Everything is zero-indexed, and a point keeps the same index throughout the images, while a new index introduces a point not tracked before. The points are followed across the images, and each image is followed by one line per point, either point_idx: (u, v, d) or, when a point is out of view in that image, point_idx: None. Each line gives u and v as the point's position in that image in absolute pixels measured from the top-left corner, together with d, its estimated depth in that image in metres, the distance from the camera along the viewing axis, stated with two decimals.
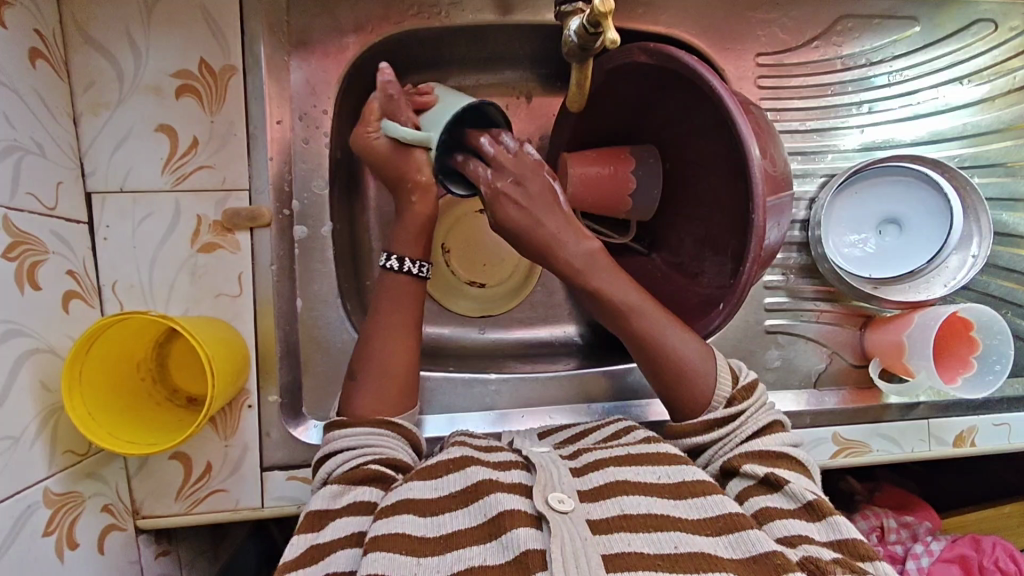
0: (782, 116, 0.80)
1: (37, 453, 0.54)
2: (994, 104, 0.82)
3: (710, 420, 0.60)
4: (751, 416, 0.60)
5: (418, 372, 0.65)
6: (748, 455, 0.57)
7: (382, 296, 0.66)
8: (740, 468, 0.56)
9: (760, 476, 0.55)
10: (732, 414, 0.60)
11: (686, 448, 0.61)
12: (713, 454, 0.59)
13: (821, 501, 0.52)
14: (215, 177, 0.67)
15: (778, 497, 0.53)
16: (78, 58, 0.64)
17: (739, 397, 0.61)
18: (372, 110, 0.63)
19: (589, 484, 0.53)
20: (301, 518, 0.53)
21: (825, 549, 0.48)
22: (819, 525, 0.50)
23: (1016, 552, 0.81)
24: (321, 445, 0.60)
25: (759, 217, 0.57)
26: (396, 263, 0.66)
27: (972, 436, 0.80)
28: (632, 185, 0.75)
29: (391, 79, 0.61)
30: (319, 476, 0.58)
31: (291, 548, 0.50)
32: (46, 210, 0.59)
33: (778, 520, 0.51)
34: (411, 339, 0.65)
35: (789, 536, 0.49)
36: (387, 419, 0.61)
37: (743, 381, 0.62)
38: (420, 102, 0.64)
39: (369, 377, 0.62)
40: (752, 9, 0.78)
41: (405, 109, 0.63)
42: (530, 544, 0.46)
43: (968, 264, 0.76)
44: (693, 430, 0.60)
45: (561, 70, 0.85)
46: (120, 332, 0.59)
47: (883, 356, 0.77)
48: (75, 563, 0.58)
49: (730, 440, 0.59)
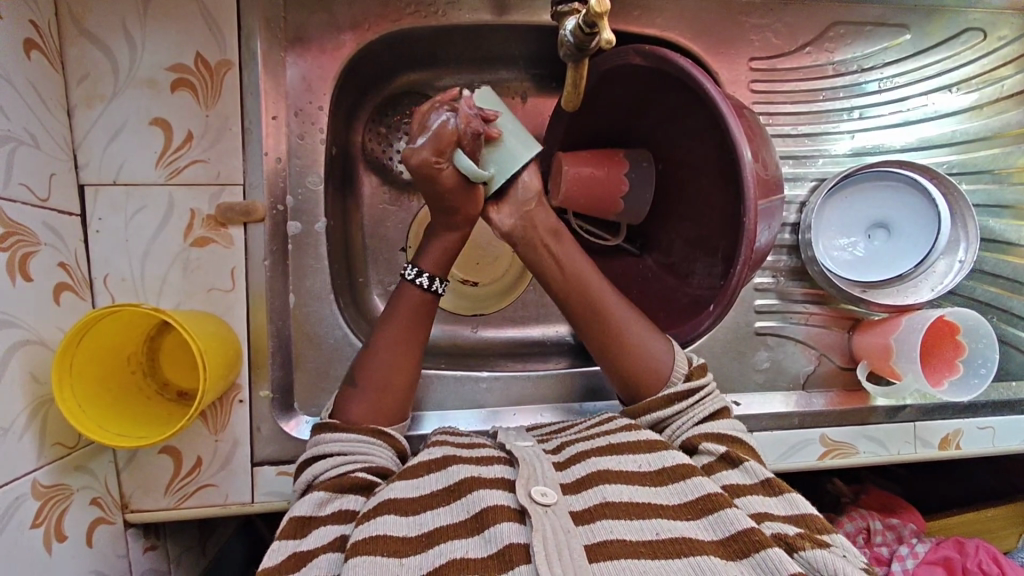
0: (774, 121, 0.81)
1: (25, 445, 0.54)
2: (981, 111, 0.83)
3: (672, 394, 0.61)
4: (711, 396, 0.62)
5: (417, 380, 0.64)
6: (707, 435, 0.58)
7: (397, 307, 0.64)
8: (699, 445, 0.57)
9: (721, 454, 0.55)
10: (691, 390, 0.61)
11: (651, 424, 0.61)
12: (675, 429, 0.60)
13: (777, 479, 0.52)
14: (209, 172, 0.67)
15: (737, 475, 0.53)
16: (73, 51, 0.64)
17: (697, 374, 0.63)
18: (447, 139, 0.56)
19: (571, 476, 0.53)
20: (281, 524, 0.52)
21: (790, 525, 0.48)
22: (778, 501, 0.51)
23: (998, 555, 0.82)
24: (308, 445, 0.59)
25: (751, 221, 0.58)
26: (425, 281, 0.64)
27: (957, 438, 0.81)
28: (625, 187, 0.76)
29: (473, 116, 0.56)
30: (302, 481, 0.57)
31: (271, 555, 0.49)
32: (39, 201, 0.59)
33: (745, 496, 0.51)
34: (413, 359, 0.63)
35: (753, 512, 0.50)
36: (376, 427, 0.60)
37: (696, 362, 0.64)
38: (490, 134, 0.58)
39: (369, 390, 0.62)
40: (746, 14, 0.79)
41: (478, 146, 0.57)
42: (512, 537, 0.46)
43: (954, 268, 0.77)
44: (655, 405, 0.61)
45: (556, 71, 0.85)
46: (112, 325, 0.59)
47: (871, 360, 0.78)
48: (63, 556, 0.57)
49: (690, 417, 0.60)
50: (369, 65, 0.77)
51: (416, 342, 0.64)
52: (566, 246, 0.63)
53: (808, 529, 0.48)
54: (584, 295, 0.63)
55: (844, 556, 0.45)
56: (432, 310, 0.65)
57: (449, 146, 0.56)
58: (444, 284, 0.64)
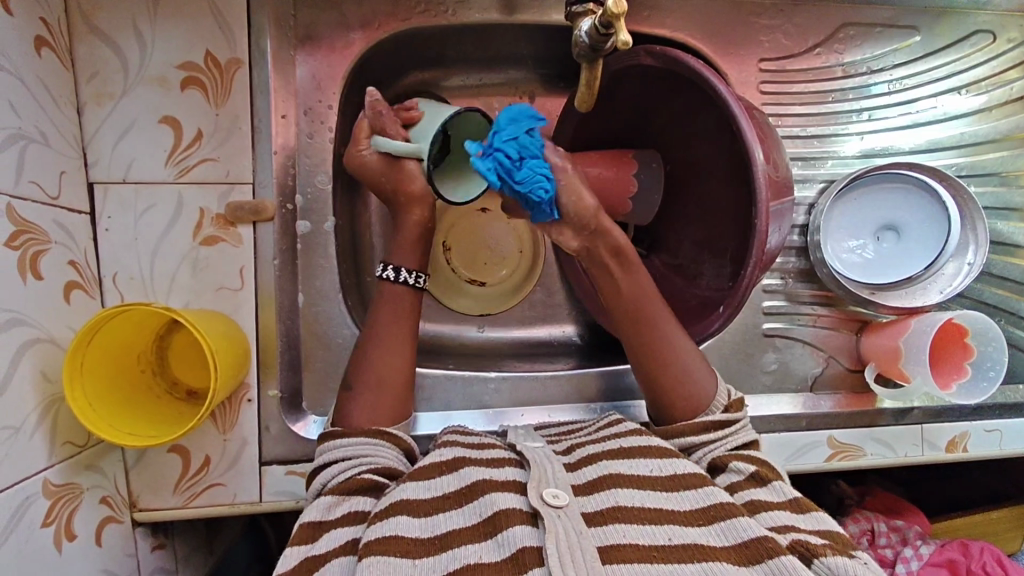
0: (783, 122, 0.81)
1: (36, 443, 0.54)
2: (990, 114, 0.83)
3: (708, 421, 0.61)
4: (744, 427, 0.62)
5: (412, 374, 0.65)
6: (739, 456, 0.58)
7: (379, 306, 0.65)
8: (729, 464, 0.57)
9: (748, 472, 0.56)
10: (728, 420, 0.61)
11: (679, 447, 0.61)
12: (703, 453, 0.60)
13: (804, 499, 0.53)
14: (218, 170, 0.67)
15: (764, 492, 0.54)
16: (83, 47, 0.64)
17: (735, 407, 0.63)
18: (361, 130, 0.64)
19: (585, 478, 0.53)
20: (294, 530, 0.52)
21: (812, 535, 0.48)
22: (805, 518, 0.51)
23: (1003, 557, 0.82)
24: (315, 458, 0.60)
25: (762, 223, 0.58)
26: (392, 273, 0.65)
27: (964, 441, 0.81)
28: (633, 188, 0.73)
29: (378, 97, 0.60)
30: (314, 488, 0.57)
31: (285, 560, 0.49)
32: (49, 199, 0.59)
33: (769, 510, 0.51)
34: (406, 354, 0.64)
35: (777, 525, 0.49)
36: (381, 428, 0.60)
37: (734, 395, 0.65)
38: (408, 116, 0.63)
39: (366, 389, 0.62)
40: (756, 15, 0.79)
41: (392, 124, 0.62)
42: (526, 541, 0.46)
43: (963, 271, 0.77)
44: (690, 429, 0.61)
45: (565, 71, 0.85)
46: (122, 324, 0.59)
47: (878, 361, 0.78)
48: (73, 554, 0.57)
49: (724, 444, 0.60)
50: (378, 63, 0.77)
51: (410, 336, 0.65)
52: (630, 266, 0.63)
53: (833, 542, 0.48)
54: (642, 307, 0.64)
55: (866, 566, 0.44)
56: (418, 305, 0.66)
57: (366, 136, 0.64)
58: (416, 275, 0.66)
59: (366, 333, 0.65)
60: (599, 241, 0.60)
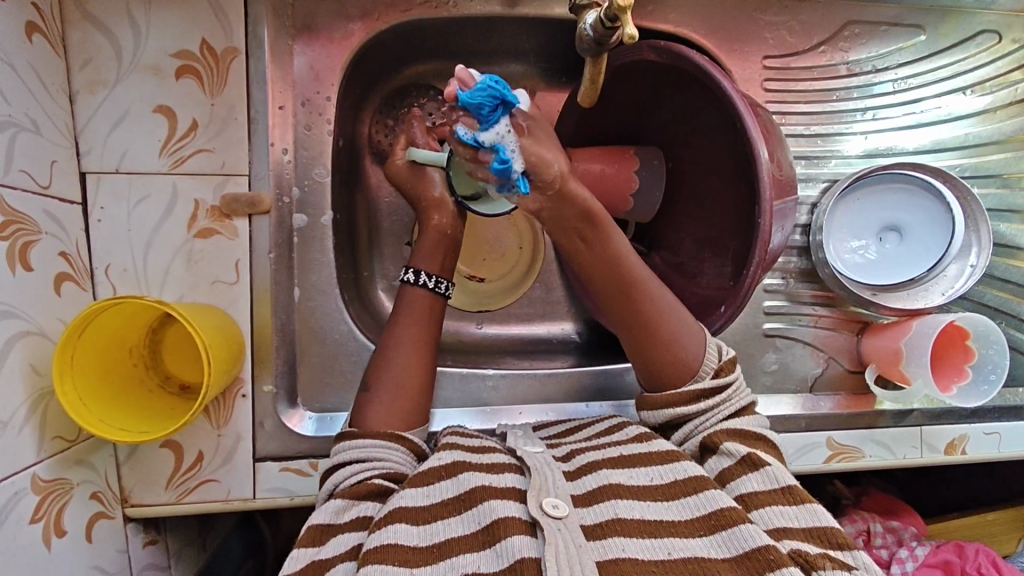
0: (786, 120, 0.80)
1: (25, 438, 0.53)
2: (995, 115, 0.82)
3: (699, 389, 0.60)
4: (738, 391, 0.61)
5: (430, 381, 0.64)
6: (729, 432, 0.57)
7: (403, 308, 0.65)
8: (719, 445, 0.56)
9: (739, 456, 0.54)
10: (717, 387, 0.60)
11: (668, 418, 0.61)
12: (696, 426, 0.59)
13: (798, 487, 0.51)
14: (213, 162, 0.66)
15: (757, 479, 0.52)
16: (76, 35, 0.63)
17: (726, 370, 0.61)
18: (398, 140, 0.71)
19: (584, 488, 0.52)
20: (301, 533, 0.51)
21: (807, 542, 0.47)
22: (799, 510, 0.49)
23: (998, 559, 0.82)
24: (330, 455, 0.59)
25: (765, 223, 0.57)
26: (413, 276, 0.66)
27: (963, 444, 0.81)
28: (635, 185, 0.74)
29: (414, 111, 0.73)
30: (325, 489, 0.57)
31: (290, 563, 0.49)
32: (39, 188, 0.57)
33: (764, 507, 0.50)
34: (426, 359, 0.64)
35: (771, 528, 0.49)
36: (398, 432, 0.59)
37: (727, 354, 0.62)
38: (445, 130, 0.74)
39: (383, 390, 0.61)
40: (761, 11, 0.78)
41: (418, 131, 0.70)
42: (524, 552, 0.45)
43: (966, 273, 0.77)
44: (680, 399, 0.60)
45: (567, 65, 0.84)
46: (114, 317, 0.58)
47: (880, 363, 0.78)
48: (63, 551, 0.56)
49: (717, 412, 0.59)
50: (377, 55, 0.76)
51: (426, 338, 0.64)
52: (602, 232, 0.58)
53: (823, 545, 0.47)
54: (615, 275, 0.59)
55: None
56: (439, 308, 0.66)
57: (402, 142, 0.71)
58: (438, 280, 0.66)
59: (387, 340, 0.64)
60: (562, 203, 0.55)
